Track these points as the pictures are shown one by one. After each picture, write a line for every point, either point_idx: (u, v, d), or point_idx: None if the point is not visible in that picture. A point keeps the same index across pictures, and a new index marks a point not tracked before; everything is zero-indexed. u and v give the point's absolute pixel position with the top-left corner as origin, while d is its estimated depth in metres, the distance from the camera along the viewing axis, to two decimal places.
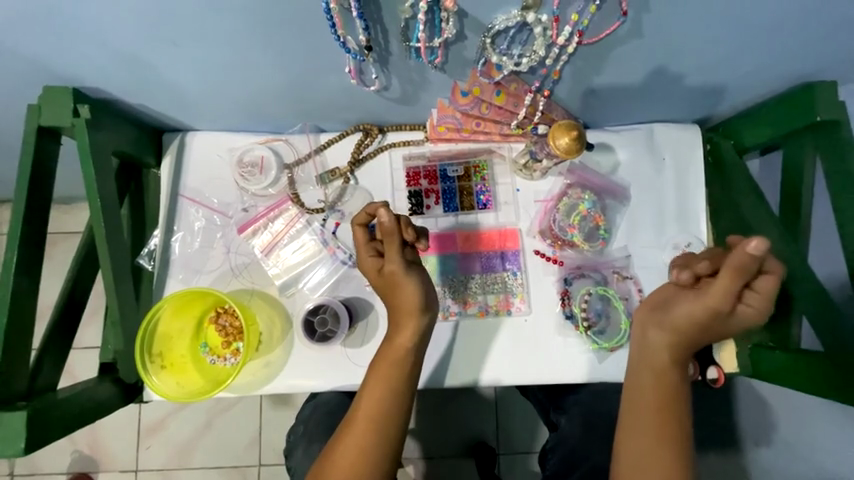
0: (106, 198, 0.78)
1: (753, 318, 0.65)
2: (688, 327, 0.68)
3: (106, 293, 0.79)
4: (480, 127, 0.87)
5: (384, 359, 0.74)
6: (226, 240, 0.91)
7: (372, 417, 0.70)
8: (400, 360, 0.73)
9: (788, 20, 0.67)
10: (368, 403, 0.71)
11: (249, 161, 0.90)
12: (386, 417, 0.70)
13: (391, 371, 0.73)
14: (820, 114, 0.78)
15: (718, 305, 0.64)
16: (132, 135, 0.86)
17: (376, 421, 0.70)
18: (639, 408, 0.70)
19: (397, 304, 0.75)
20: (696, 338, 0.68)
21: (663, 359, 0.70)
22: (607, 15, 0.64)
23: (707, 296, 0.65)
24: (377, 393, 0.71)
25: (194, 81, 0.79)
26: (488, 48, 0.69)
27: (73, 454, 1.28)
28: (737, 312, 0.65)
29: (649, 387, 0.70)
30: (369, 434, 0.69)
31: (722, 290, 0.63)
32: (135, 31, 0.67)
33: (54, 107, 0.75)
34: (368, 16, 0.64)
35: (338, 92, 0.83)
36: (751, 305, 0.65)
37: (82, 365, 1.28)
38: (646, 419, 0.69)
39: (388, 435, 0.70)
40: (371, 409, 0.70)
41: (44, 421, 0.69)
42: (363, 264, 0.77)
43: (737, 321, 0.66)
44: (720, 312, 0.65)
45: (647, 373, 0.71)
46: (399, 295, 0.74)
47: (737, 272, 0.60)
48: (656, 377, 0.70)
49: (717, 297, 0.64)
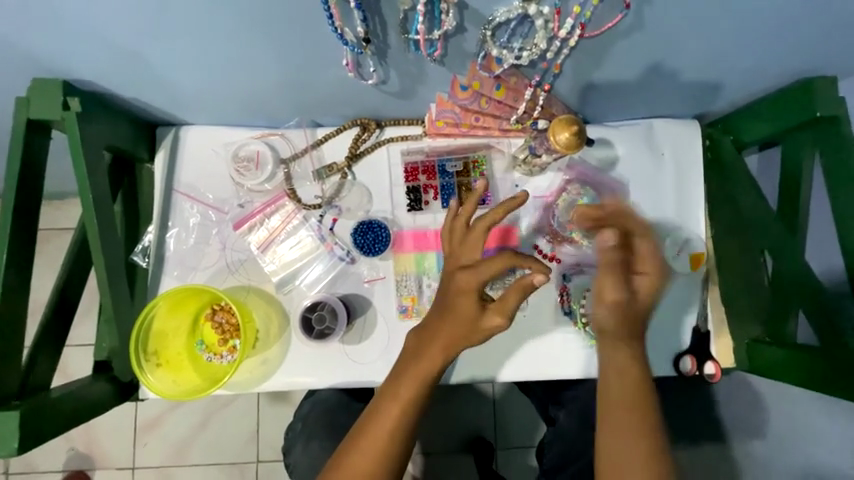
0: (98, 192, 0.77)
1: (656, 282, 0.69)
2: (620, 317, 0.68)
3: (100, 289, 0.78)
4: (478, 122, 0.86)
5: (411, 378, 0.67)
6: (222, 236, 0.89)
7: (386, 444, 0.65)
8: (428, 383, 0.67)
9: (789, 14, 0.67)
10: (381, 429, 0.65)
11: (245, 156, 0.88)
12: (398, 445, 0.65)
13: (415, 395, 0.66)
14: (819, 110, 0.77)
15: (615, 288, 0.68)
16: (125, 129, 0.84)
17: (387, 450, 0.65)
18: (611, 412, 0.66)
19: (456, 327, 0.67)
20: (633, 323, 0.69)
21: (624, 361, 0.68)
22: (609, 8, 0.63)
23: (603, 285, 0.69)
24: (397, 419, 0.65)
25: (188, 74, 0.78)
26: (489, 41, 0.68)
27: (68, 452, 1.27)
28: (636, 287, 0.70)
29: (621, 389, 0.67)
30: (378, 463, 0.64)
31: (608, 281, 0.68)
32: (127, 22, 0.65)
33: (44, 100, 0.73)
34: (367, 7, 0.63)
35: (335, 85, 0.82)
36: (646, 274, 0.70)
37: (75, 363, 1.26)
38: (621, 419, 0.66)
39: (396, 466, 0.65)
40: (384, 435, 0.65)
41: (38, 421, 0.68)
42: (470, 296, 0.66)
43: (648, 295, 0.70)
44: (628, 293, 0.69)
45: (612, 376, 0.68)
46: (477, 330, 0.66)
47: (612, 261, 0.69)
48: (619, 375, 0.68)
49: (609, 282, 0.68)
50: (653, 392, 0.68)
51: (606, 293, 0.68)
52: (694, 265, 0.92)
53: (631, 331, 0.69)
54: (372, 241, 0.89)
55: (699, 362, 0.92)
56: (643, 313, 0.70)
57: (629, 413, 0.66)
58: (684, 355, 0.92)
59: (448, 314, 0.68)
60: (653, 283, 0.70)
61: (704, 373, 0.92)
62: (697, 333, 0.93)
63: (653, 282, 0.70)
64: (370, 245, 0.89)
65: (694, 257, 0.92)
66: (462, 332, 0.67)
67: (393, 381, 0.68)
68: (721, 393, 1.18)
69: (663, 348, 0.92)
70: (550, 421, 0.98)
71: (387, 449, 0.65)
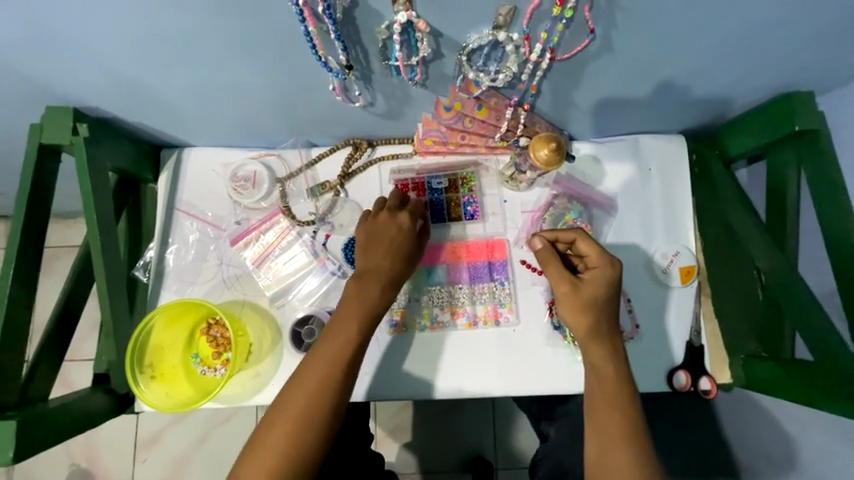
0: (102, 213, 0.81)
1: (603, 272, 0.75)
2: (572, 308, 0.74)
3: (100, 303, 0.81)
4: (465, 140, 0.89)
5: (354, 304, 0.74)
6: (219, 251, 0.93)
7: (323, 370, 0.69)
8: (368, 308, 0.74)
9: (758, 34, 0.69)
10: (326, 352, 0.70)
11: (242, 175, 0.92)
12: (335, 370, 0.69)
13: (349, 310, 0.73)
14: (798, 124, 0.79)
15: (560, 279, 0.75)
16: (130, 152, 0.89)
17: (327, 375, 0.69)
18: (593, 415, 0.71)
19: (371, 238, 0.80)
20: (590, 309, 0.74)
21: (600, 358, 0.73)
22: (576, 33, 0.66)
23: (552, 281, 0.77)
24: (342, 346, 0.70)
25: (188, 102, 0.82)
26: (465, 65, 0.71)
27: (70, 468, 1.30)
28: (585, 277, 0.76)
29: (599, 388, 0.72)
30: (316, 391, 0.68)
31: (555, 284, 0.76)
32: (126, 54, 0.70)
33: (51, 126, 0.78)
34: (346, 37, 0.66)
35: (326, 108, 0.85)
36: (595, 266, 0.76)
37: (81, 377, 1.31)
38: (601, 417, 0.70)
39: (323, 412, 0.67)
40: (326, 358, 0.70)
41: (34, 430, 0.72)
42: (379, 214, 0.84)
43: (600, 285, 0.75)
44: (573, 281, 0.75)
45: (593, 376, 0.73)
46: (383, 233, 0.81)
47: (542, 260, 0.78)
48: (596, 372, 0.73)
49: (556, 276, 0.76)
50: (634, 394, 0.72)
51: (556, 286, 0.76)
52: (684, 278, 0.93)
53: (590, 319, 0.74)
54: None
55: (693, 377, 0.90)
56: (595, 302, 0.74)
57: (604, 411, 0.70)
58: (678, 370, 0.91)
59: (367, 249, 0.80)
60: (603, 273, 0.75)
61: (699, 390, 0.90)
62: (690, 348, 0.91)
63: (601, 272, 0.75)
64: None
65: (684, 270, 0.93)
66: (385, 251, 0.79)
67: (325, 338, 0.72)
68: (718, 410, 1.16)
69: (654, 364, 0.92)
70: (542, 435, 0.98)
71: (327, 373, 0.69)
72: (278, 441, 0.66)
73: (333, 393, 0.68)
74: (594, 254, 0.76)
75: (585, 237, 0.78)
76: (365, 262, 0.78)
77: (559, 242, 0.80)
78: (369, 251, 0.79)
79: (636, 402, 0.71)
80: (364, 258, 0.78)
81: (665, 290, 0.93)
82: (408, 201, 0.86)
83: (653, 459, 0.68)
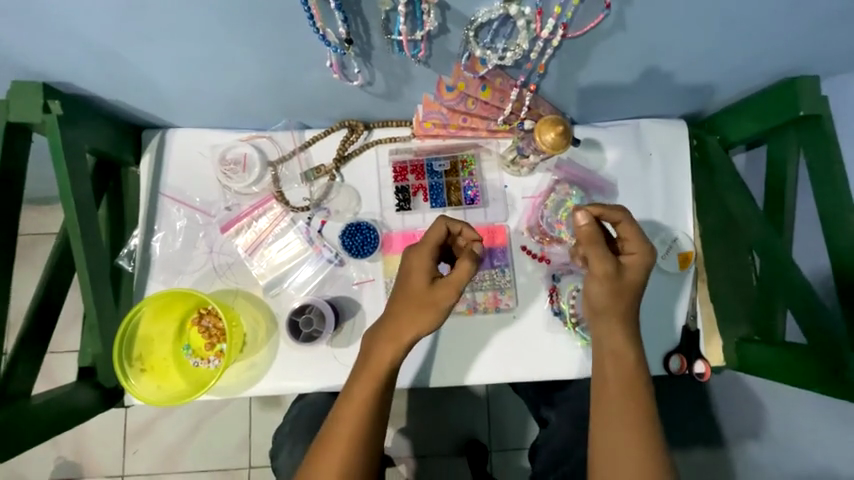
0: (80, 198, 0.76)
1: (645, 261, 0.70)
2: (606, 293, 0.69)
3: (83, 294, 0.77)
4: (466, 122, 0.87)
5: (400, 324, 0.68)
6: (209, 239, 0.89)
7: (374, 402, 0.67)
8: (410, 327, 0.67)
9: (773, 14, 0.67)
10: (374, 384, 0.67)
11: (232, 158, 0.88)
12: (382, 397, 0.68)
13: (395, 329, 0.68)
14: (802, 109, 0.77)
15: (602, 260, 0.68)
16: (109, 133, 0.84)
17: (377, 405, 0.67)
18: (609, 400, 0.67)
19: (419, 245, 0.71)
20: (622, 297, 0.70)
21: (621, 343, 0.69)
22: (590, 8, 0.64)
23: (591, 257, 0.69)
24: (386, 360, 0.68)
25: (173, 80, 0.77)
26: (472, 42, 0.68)
27: (56, 461, 1.26)
28: (624, 262, 0.70)
29: (614, 372, 0.69)
30: (366, 420, 0.66)
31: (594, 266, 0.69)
32: (106, 28, 0.65)
33: (20, 101, 0.72)
34: (347, 8, 0.62)
35: (321, 88, 0.81)
36: (634, 252, 0.71)
37: (62, 369, 1.26)
38: (616, 401, 0.67)
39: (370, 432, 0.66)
40: (375, 391, 0.67)
41: (11, 430, 0.68)
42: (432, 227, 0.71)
43: (637, 273, 0.70)
44: (616, 266, 0.69)
45: (611, 360, 0.69)
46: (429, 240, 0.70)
47: (586, 238, 0.69)
48: (616, 357, 0.69)
49: (597, 257, 0.69)
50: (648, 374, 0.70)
51: (596, 265, 0.69)
52: (682, 264, 0.92)
53: (621, 307, 0.70)
54: (361, 243, 0.89)
55: (688, 361, 0.91)
56: (630, 291, 0.70)
57: (619, 397, 0.67)
58: (673, 354, 0.91)
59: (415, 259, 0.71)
60: (642, 260, 0.70)
61: (693, 372, 0.91)
62: (686, 332, 0.91)
63: (641, 260, 0.70)
64: (359, 246, 0.88)
65: (682, 256, 0.92)
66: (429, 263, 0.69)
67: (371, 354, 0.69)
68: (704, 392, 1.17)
69: (654, 350, 0.91)
70: (542, 421, 0.97)
71: (377, 402, 0.67)
72: (334, 470, 0.64)
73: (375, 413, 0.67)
74: (635, 240, 0.71)
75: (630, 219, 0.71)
76: (405, 287, 0.69)
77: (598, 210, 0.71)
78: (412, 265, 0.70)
79: (650, 389, 0.68)
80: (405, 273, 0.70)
81: (664, 276, 0.92)
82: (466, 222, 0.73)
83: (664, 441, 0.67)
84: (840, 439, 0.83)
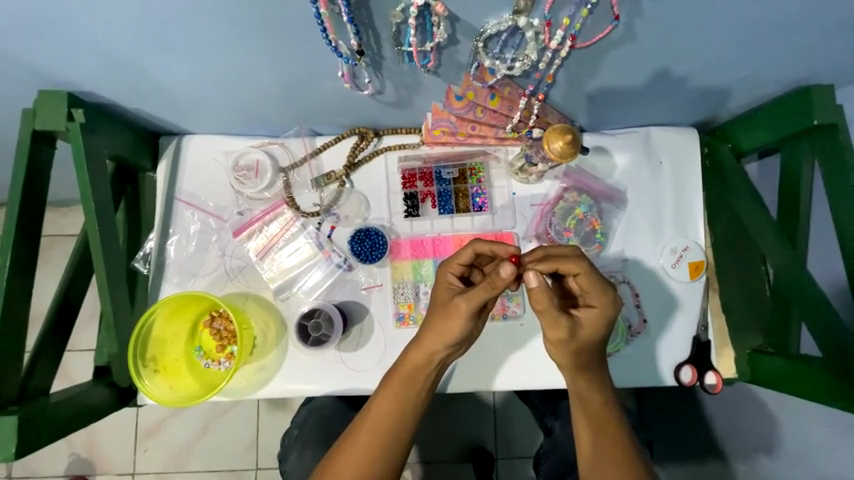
0: (101, 201, 0.78)
1: (605, 315, 0.67)
2: (564, 351, 0.68)
3: (101, 296, 0.79)
4: (475, 131, 0.88)
5: (430, 339, 0.69)
6: (222, 243, 0.91)
7: (390, 419, 0.68)
8: (435, 344, 0.69)
9: (782, 23, 0.67)
10: (394, 392, 0.69)
11: (245, 165, 0.90)
12: (402, 413, 0.69)
13: (424, 344, 0.69)
14: (817, 118, 0.78)
15: (555, 325, 0.66)
16: (128, 139, 0.86)
17: (397, 419, 0.69)
18: (582, 429, 0.68)
19: (448, 268, 0.72)
20: (580, 352, 0.68)
21: (582, 386, 0.70)
22: (599, 19, 0.64)
23: (543, 321, 0.67)
24: (422, 363, 0.70)
25: (191, 89, 0.79)
26: (481, 52, 0.69)
27: (70, 457, 1.29)
28: (580, 318, 0.68)
29: (581, 411, 0.69)
30: (394, 416, 0.68)
31: (547, 327, 0.67)
32: (126, 39, 0.67)
33: (47, 110, 0.75)
34: (359, 21, 0.64)
35: (333, 97, 0.83)
36: (595, 305, 0.68)
37: (79, 368, 1.29)
38: (587, 428, 0.68)
39: (399, 430, 0.68)
40: (395, 399, 0.69)
41: (34, 426, 0.70)
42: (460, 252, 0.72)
43: (596, 326, 0.68)
44: (570, 328, 0.66)
45: (576, 403, 0.70)
46: (458, 264, 0.72)
47: (537, 303, 0.65)
48: (580, 401, 0.70)
49: (550, 320, 0.66)
50: (618, 408, 0.70)
51: (549, 329, 0.67)
52: (693, 273, 0.91)
53: (580, 360, 0.69)
54: (370, 249, 0.90)
55: (699, 372, 0.90)
56: (590, 346, 0.68)
57: (595, 439, 0.67)
58: (684, 365, 0.90)
59: (447, 282, 0.72)
60: (601, 314, 0.67)
61: (705, 384, 0.90)
62: (696, 342, 0.91)
63: (601, 314, 0.68)
64: (368, 252, 0.90)
65: (693, 265, 0.91)
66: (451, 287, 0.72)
67: (406, 360, 0.70)
68: (711, 402, 1.17)
69: (662, 359, 0.91)
70: (547, 430, 0.98)
71: (397, 415, 0.69)
72: (352, 468, 0.66)
73: (406, 414, 0.69)
74: (595, 293, 0.68)
75: (590, 271, 0.68)
76: (432, 307, 0.72)
77: (548, 266, 0.69)
78: (440, 288, 0.73)
79: (619, 419, 0.69)
80: (434, 295, 0.73)
81: (674, 283, 0.92)
82: (508, 248, 0.71)
83: (644, 464, 0.67)
84: (848, 452, 0.82)
